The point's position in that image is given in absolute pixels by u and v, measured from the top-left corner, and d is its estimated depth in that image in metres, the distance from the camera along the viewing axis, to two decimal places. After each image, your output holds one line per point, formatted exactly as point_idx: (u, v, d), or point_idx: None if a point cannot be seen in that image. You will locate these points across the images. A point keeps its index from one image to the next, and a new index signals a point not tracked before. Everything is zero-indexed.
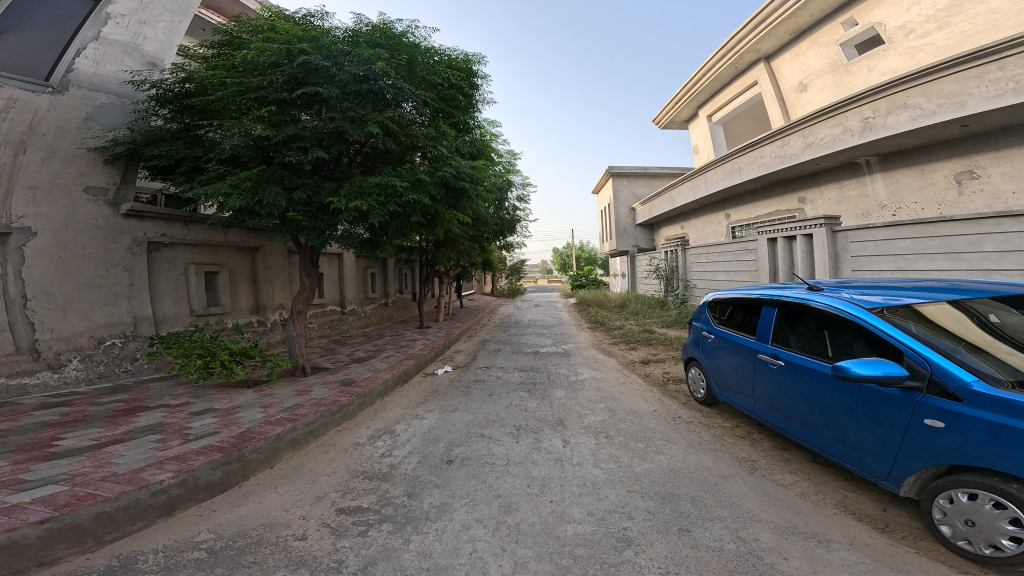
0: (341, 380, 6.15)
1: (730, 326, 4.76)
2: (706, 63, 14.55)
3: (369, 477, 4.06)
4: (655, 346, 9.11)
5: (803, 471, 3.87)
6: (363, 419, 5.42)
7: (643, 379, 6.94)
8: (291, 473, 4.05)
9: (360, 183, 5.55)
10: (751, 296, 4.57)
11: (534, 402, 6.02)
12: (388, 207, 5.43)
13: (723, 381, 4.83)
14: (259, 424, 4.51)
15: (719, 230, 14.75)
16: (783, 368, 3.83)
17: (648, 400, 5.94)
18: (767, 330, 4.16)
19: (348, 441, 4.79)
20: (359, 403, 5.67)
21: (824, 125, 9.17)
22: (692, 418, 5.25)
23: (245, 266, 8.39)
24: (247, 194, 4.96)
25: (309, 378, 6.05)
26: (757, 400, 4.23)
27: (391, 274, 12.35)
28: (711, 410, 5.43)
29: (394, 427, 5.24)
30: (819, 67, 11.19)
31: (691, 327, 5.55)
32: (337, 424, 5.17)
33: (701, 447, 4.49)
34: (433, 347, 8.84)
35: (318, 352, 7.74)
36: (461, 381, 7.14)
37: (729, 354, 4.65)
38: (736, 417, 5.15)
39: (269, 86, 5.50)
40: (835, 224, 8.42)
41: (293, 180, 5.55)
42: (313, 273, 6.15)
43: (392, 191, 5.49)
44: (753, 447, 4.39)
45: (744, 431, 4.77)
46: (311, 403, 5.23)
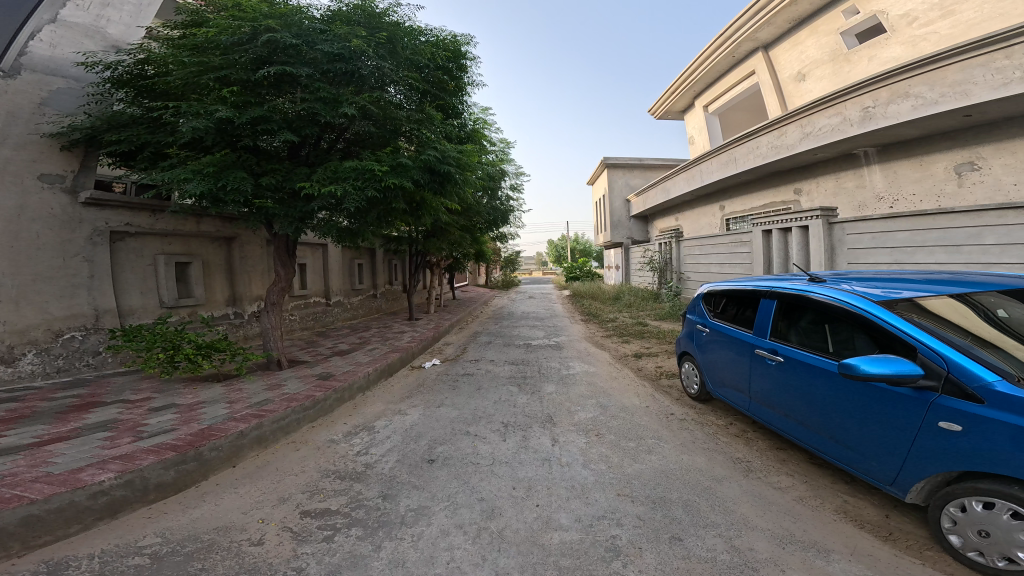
0: (320, 374, 5.87)
1: (725, 319, 4.55)
2: (703, 52, 14.22)
3: (341, 477, 3.82)
4: (648, 339, 8.92)
5: (800, 473, 3.69)
6: (341, 415, 5.16)
7: (635, 373, 6.74)
8: (255, 473, 3.81)
9: (335, 167, 5.23)
10: (748, 288, 4.33)
11: (523, 397, 5.80)
12: (366, 194, 5.09)
13: (717, 377, 4.62)
14: (222, 420, 4.23)
15: (713, 222, 14.55)
16: (782, 363, 3.62)
17: (640, 396, 5.73)
18: (765, 324, 3.95)
19: (322, 439, 4.53)
20: (337, 398, 5.40)
21: (823, 115, 8.94)
22: (686, 415, 5.06)
23: (220, 257, 8.00)
24: (210, 179, 4.65)
25: (284, 371, 5.76)
26: (753, 397, 4.03)
27: (379, 265, 12.03)
28: (705, 406, 5.24)
29: (373, 424, 4.99)
30: (818, 56, 10.92)
31: (684, 320, 5.33)
32: (311, 420, 4.91)
33: (694, 446, 4.31)
34: (421, 339, 8.57)
35: (298, 344, 7.45)
36: (449, 375, 6.90)
37: (723, 348, 4.44)
38: (731, 414, 4.96)
39: (231, 67, 5.14)
40: (831, 216, 8.26)
41: (262, 165, 5.24)
42: (290, 263, 5.80)
43: (368, 175, 5.16)
44: (748, 447, 4.21)
45: (739, 429, 4.60)
46: (282, 399, 4.94)
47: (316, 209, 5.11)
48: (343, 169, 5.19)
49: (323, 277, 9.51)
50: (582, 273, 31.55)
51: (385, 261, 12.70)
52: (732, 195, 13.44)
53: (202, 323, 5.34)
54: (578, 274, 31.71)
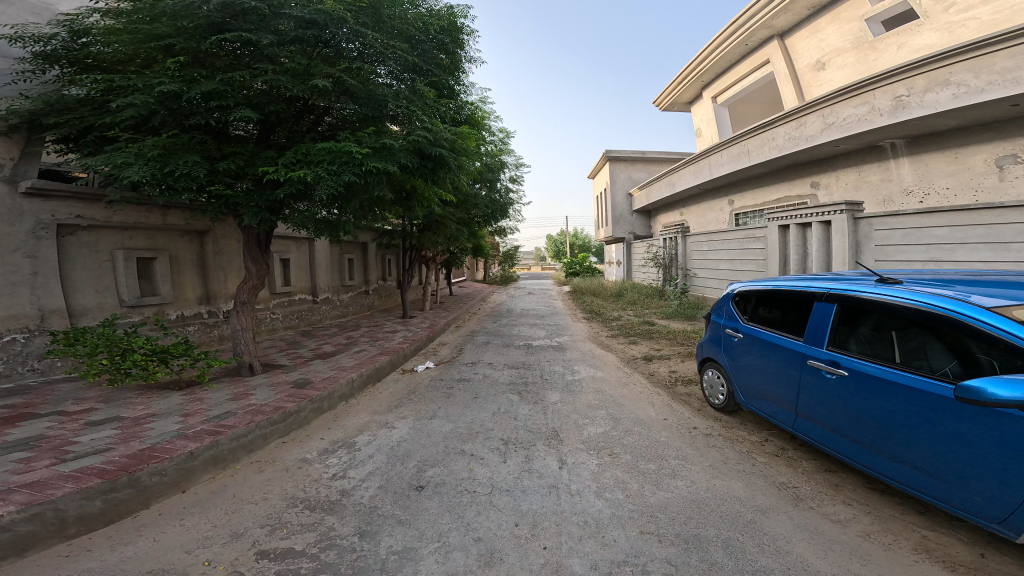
0: (297, 380, 5.25)
1: (762, 324, 3.94)
2: (714, 41, 13.52)
3: (311, 508, 3.22)
4: (657, 340, 8.29)
5: (860, 502, 3.14)
6: (318, 428, 4.56)
7: (647, 379, 6.13)
8: (209, 499, 3.22)
9: (306, 149, 4.63)
10: (794, 288, 3.72)
11: (524, 408, 5.18)
12: (342, 179, 4.42)
13: (750, 388, 4.02)
14: (170, 438, 3.61)
15: (721, 217, 13.88)
16: (846, 377, 3.02)
17: (656, 407, 5.13)
18: (819, 330, 3.34)
19: (292, 458, 3.93)
20: (314, 409, 4.79)
21: (848, 104, 8.28)
22: (711, 430, 4.47)
23: (191, 252, 7.15)
24: (155, 164, 4.04)
25: (255, 379, 5.12)
26: (801, 415, 3.44)
27: (371, 260, 11.33)
28: (731, 419, 4.65)
29: (355, 440, 4.38)
30: (840, 44, 10.25)
31: (709, 323, 4.71)
32: (281, 436, 4.29)
33: (726, 468, 3.73)
34: (413, 340, 7.92)
35: (278, 346, 6.81)
36: (442, 380, 6.28)
37: (761, 357, 3.84)
38: (764, 429, 4.37)
39: (178, 35, 4.53)
40: (857, 211, 7.58)
41: (220, 148, 4.60)
42: (262, 260, 5.14)
43: (345, 157, 4.52)
44: (792, 469, 3.64)
45: (776, 447, 4.02)
46: (247, 411, 4.32)
47: (282, 196, 4.42)
48: (316, 150, 4.59)
49: (309, 273, 8.86)
50: (582, 268, 30.94)
51: (377, 256, 11.98)
52: (742, 189, 12.77)
53: (158, 325, 4.69)
54: (579, 270, 31.08)
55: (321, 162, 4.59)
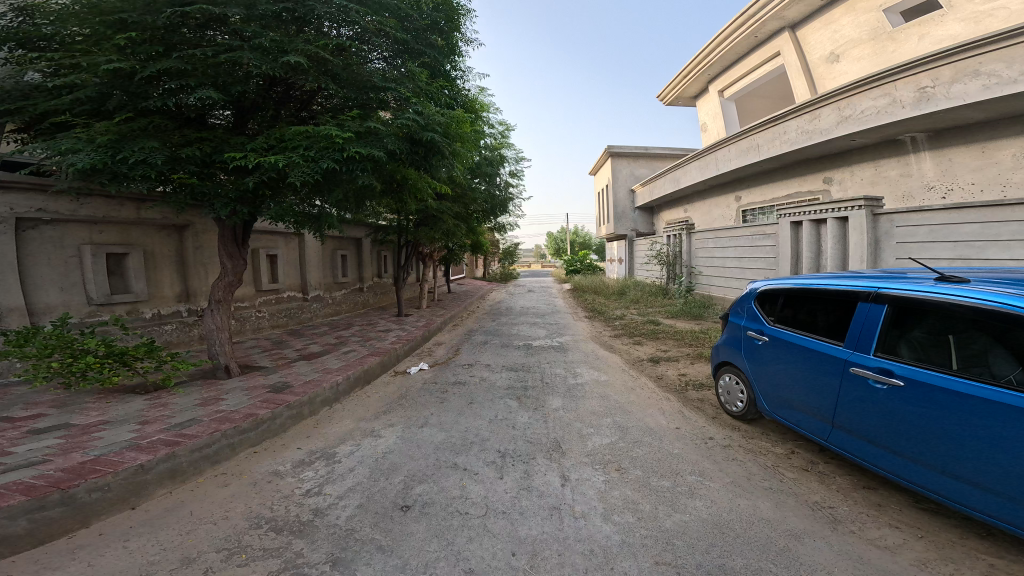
0: (275, 385, 4.84)
1: (794, 326, 3.52)
2: (722, 32, 13.05)
3: (277, 530, 2.84)
4: (664, 340, 7.87)
5: (909, 525, 2.83)
6: (297, 437, 4.18)
7: (656, 384, 5.72)
8: (159, 518, 2.88)
9: (280, 134, 4.25)
10: (831, 287, 3.29)
11: (523, 415, 4.78)
12: (320, 167, 4.03)
13: (778, 397, 3.61)
14: (119, 449, 3.26)
15: (727, 214, 13.45)
16: (900, 388, 2.61)
17: (667, 414, 4.74)
18: (866, 334, 2.91)
19: (263, 470, 3.56)
20: (292, 416, 4.40)
21: (867, 96, 7.84)
22: (729, 441, 4.08)
23: (168, 248, 6.70)
24: (107, 150, 3.68)
25: (230, 382, 4.73)
26: (841, 428, 3.03)
27: (366, 255, 10.90)
28: (750, 428, 4.27)
29: (336, 451, 3.99)
30: (856, 35, 9.79)
31: (727, 325, 4.30)
32: (252, 445, 3.90)
33: (750, 485, 3.36)
34: (407, 340, 7.51)
35: (262, 346, 6.42)
36: (436, 384, 5.88)
37: (792, 363, 3.42)
38: (789, 440, 4.00)
39: (134, 10, 4.10)
40: (876, 207, 7.15)
41: (184, 134, 4.21)
42: (240, 254, 4.75)
43: (322, 142, 4.13)
44: (826, 487, 3.29)
45: (805, 460, 3.66)
46: (215, 418, 3.94)
47: (252, 185, 4.02)
48: (291, 135, 4.22)
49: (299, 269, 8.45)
50: (582, 266, 30.58)
51: (372, 252, 11.53)
52: (749, 185, 12.33)
53: (118, 324, 4.31)
54: (579, 267, 30.71)
55: (297, 147, 4.21)
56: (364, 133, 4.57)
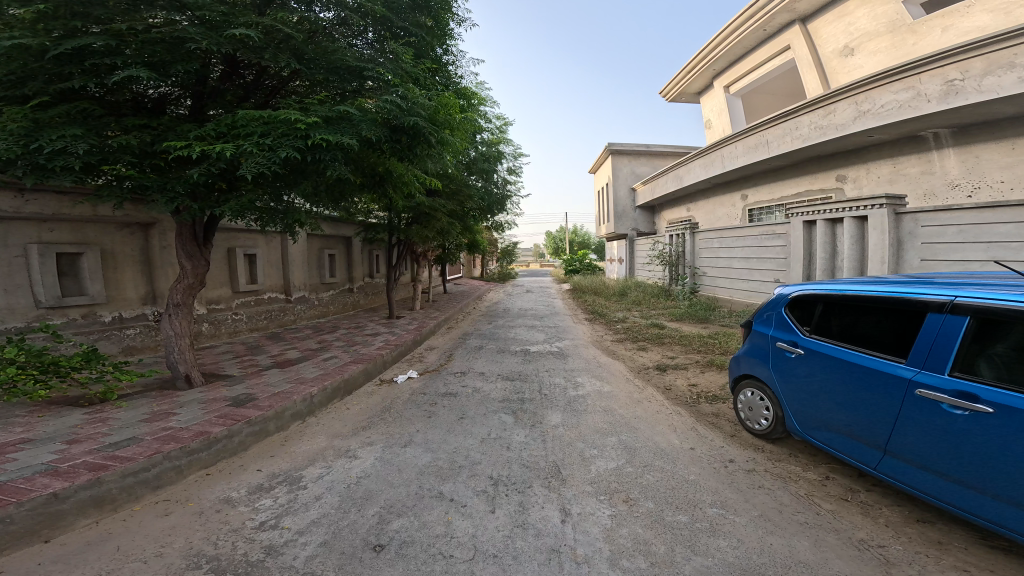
0: (239, 397, 4.33)
1: (836, 338, 3.04)
2: (728, 25, 12.59)
3: (218, 573, 2.38)
4: (670, 346, 7.37)
5: (982, 570, 2.35)
6: (258, 456, 3.70)
7: (664, 395, 5.23)
8: (75, 554, 2.45)
9: (229, 121, 3.79)
10: (885, 294, 2.81)
11: (519, 433, 4.29)
12: (278, 155, 3.57)
13: (815, 418, 3.12)
14: (32, 474, 2.81)
15: (732, 213, 12.97)
16: (987, 415, 2.13)
17: (679, 432, 4.24)
18: (938, 350, 2.43)
19: (213, 497, 3.10)
20: (253, 432, 3.90)
21: (887, 90, 7.36)
22: (753, 464, 3.59)
23: (132, 248, 6.16)
24: (16, 140, 3.25)
25: (188, 394, 4.24)
26: (899, 459, 2.54)
27: (356, 255, 10.37)
28: (776, 449, 3.78)
29: (303, 474, 3.50)
30: (872, 28, 9.32)
31: (751, 334, 3.81)
32: (203, 467, 3.43)
33: (781, 519, 2.88)
34: (395, 345, 7.00)
35: (235, 352, 5.91)
36: (425, 395, 5.38)
37: (833, 379, 2.94)
38: (821, 464, 3.53)
39: None
40: (899, 205, 6.66)
41: (119, 121, 3.74)
42: (201, 254, 4.25)
43: (280, 128, 3.68)
44: (872, 521, 2.81)
45: (843, 489, 3.18)
46: (162, 436, 3.46)
47: (198, 178, 3.53)
48: (244, 121, 3.76)
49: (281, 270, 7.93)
50: (582, 266, 30.03)
51: (363, 252, 10.98)
52: (756, 183, 11.85)
53: (49, 332, 3.78)
54: (578, 267, 30.20)
55: (251, 135, 3.74)
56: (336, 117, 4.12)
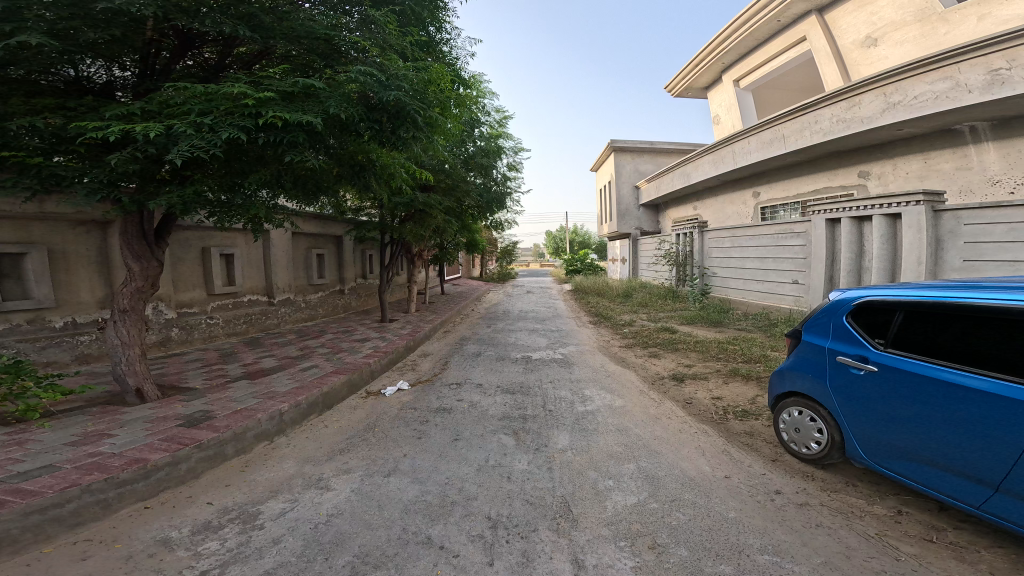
0: (195, 416, 3.75)
1: (924, 354, 2.50)
2: (740, 16, 12.04)
3: None
4: (684, 352, 6.77)
5: None
6: (211, 485, 3.16)
7: (685, 410, 4.65)
8: None
9: (163, 99, 3.31)
10: (992, 302, 2.30)
11: (523, 458, 3.72)
12: (220, 137, 3.04)
13: (889, 446, 2.63)
14: None
15: (743, 211, 12.37)
16: None
17: (708, 457, 3.67)
18: None
19: (147, 538, 2.58)
20: (206, 457, 3.34)
21: (922, 80, 6.78)
22: (805, 498, 3.03)
23: (88, 248, 5.58)
24: None
25: (134, 412, 3.70)
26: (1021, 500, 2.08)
27: (347, 255, 9.77)
28: (831, 478, 3.23)
29: (263, 509, 2.93)
30: (898, 17, 8.75)
31: (798, 346, 3.28)
32: (141, 499, 2.90)
33: (856, 569, 2.34)
34: (387, 353, 6.42)
35: (208, 360, 5.34)
36: (417, 409, 4.79)
37: (922, 404, 2.43)
38: (890, 498, 2.98)
39: None
40: (937, 202, 6.09)
41: (33, 101, 3.30)
42: (152, 255, 3.71)
43: (225, 104, 3.20)
44: (975, 569, 2.31)
45: (925, 529, 2.66)
46: (88, 463, 2.92)
47: (119, 165, 3.01)
48: (183, 99, 3.29)
49: (263, 270, 7.35)
50: (583, 266, 29.36)
51: (355, 251, 10.38)
52: (770, 179, 11.26)
53: None
54: (579, 267, 29.58)
55: (190, 113, 3.27)
56: (302, 92, 3.64)
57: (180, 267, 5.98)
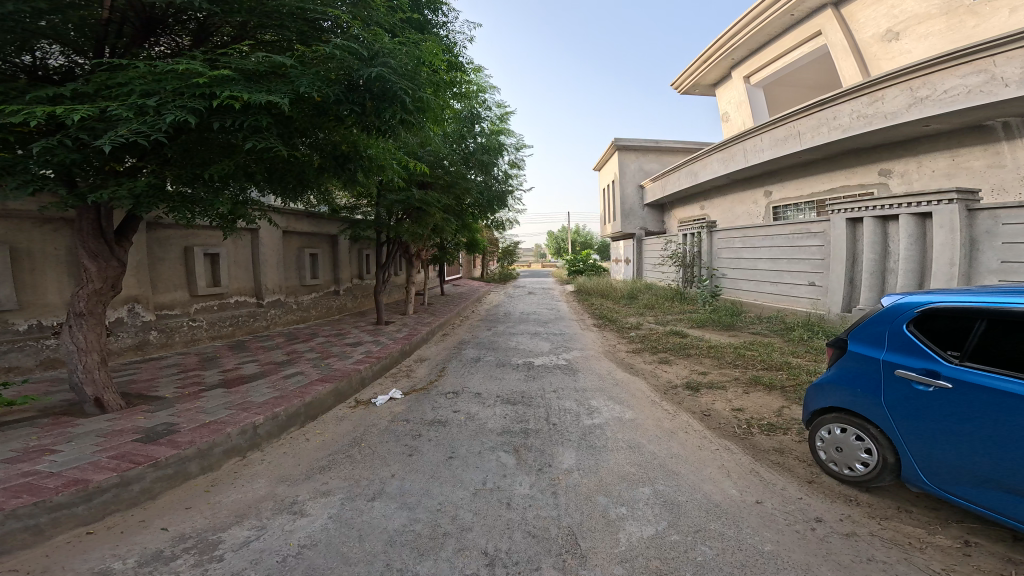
0: (156, 429, 3.38)
1: (1015, 369, 2.15)
2: (751, 10, 11.64)
3: None
4: (696, 359, 6.36)
5: None
6: (168, 507, 2.78)
7: (702, 424, 4.24)
8: None
9: (103, 80, 3.10)
10: None
11: (526, 480, 3.32)
12: (163, 120, 2.78)
13: (961, 471, 2.26)
14: None
15: (753, 210, 11.95)
16: None
17: (732, 478, 3.27)
18: None
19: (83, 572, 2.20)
20: (164, 476, 2.96)
21: (953, 73, 6.36)
22: (852, 527, 2.64)
23: (57, 246, 5.26)
24: None
25: (87, 425, 3.34)
26: None
27: (343, 256, 9.41)
28: (881, 504, 2.84)
29: (225, 536, 2.56)
30: (922, 9, 8.32)
31: (842, 356, 2.91)
32: (82, 526, 2.53)
33: None
34: (381, 358, 6.05)
35: (188, 366, 4.98)
36: (410, 421, 4.41)
37: (1007, 425, 2.09)
38: (953, 528, 2.59)
39: None
40: (971, 201, 5.68)
41: None
42: (108, 257, 3.38)
43: (173, 83, 2.97)
44: None
45: (1000, 564, 2.28)
46: (21, 486, 2.55)
47: (41, 152, 2.71)
48: (125, 79, 3.06)
49: (253, 271, 7.00)
50: (586, 266, 28.88)
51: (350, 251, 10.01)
52: (782, 178, 10.84)
53: None
54: (581, 268, 29.10)
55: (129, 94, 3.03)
56: (271, 72, 3.45)
57: (159, 267, 5.64)
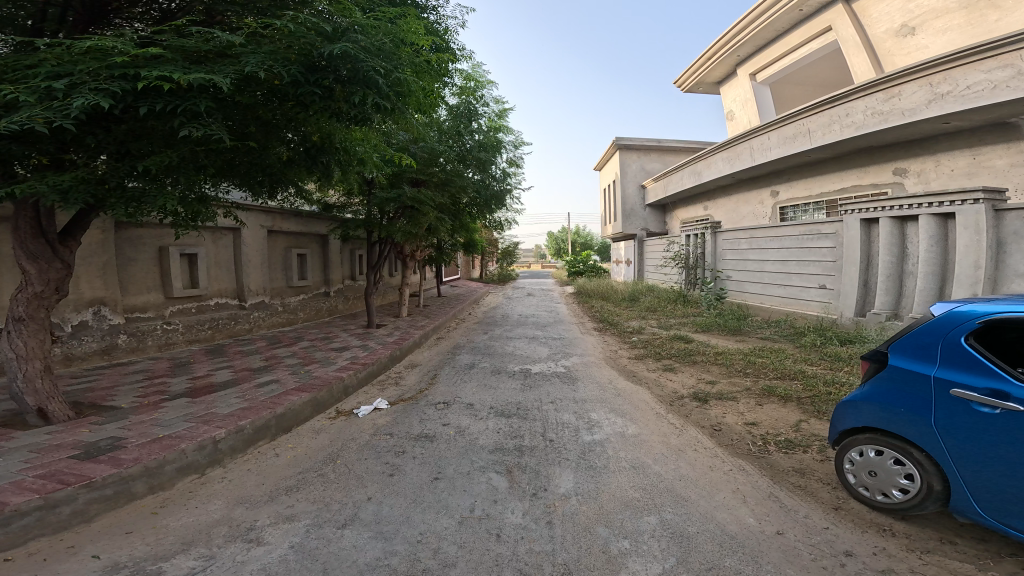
0: (99, 445, 3.04)
1: None
2: (758, 5, 11.31)
3: None
4: (703, 366, 6.00)
5: None
6: (100, 532, 2.47)
7: (713, 440, 3.88)
8: None
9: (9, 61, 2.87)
10: None
11: (519, 506, 2.96)
12: (73, 105, 2.58)
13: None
14: None
15: (759, 210, 11.60)
16: None
17: (748, 504, 2.91)
18: None
19: None
20: (101, 497, 2.63)
21: (976, 68, 6.02)
22: (891, 564, 2.29)
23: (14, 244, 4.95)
24: None
25: (22, 439, 3.03)
26: None
27: (333, 257, 9.05)
28: (923, 535, 2.48)
29: (165, 568, 2.22)
30: (940, 2, 7.98)
31: (881, 370, 2.61)
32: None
33: None
34: (369, 364, 5.70)
35: (156, 373, 4.64)
36: (394, 434, 4.05)
37: None
38: (1011, 566, 2.23)
39: None
40: (998, 201, 5.33)
41: None
42: (48, 257, 3.15)
43: (88, 65, 2.76)
44: None
45: None
46: None
47: None
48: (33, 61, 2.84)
49: (234, 272, 6.69)
50: (587, 267, 28.46)
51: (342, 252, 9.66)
52: (790, 177, 10.50)
53: None
54: (581, 269, 28.70)
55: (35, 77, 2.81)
56: (217, 53, 3.25)
57: (130, 268, 5.37)
